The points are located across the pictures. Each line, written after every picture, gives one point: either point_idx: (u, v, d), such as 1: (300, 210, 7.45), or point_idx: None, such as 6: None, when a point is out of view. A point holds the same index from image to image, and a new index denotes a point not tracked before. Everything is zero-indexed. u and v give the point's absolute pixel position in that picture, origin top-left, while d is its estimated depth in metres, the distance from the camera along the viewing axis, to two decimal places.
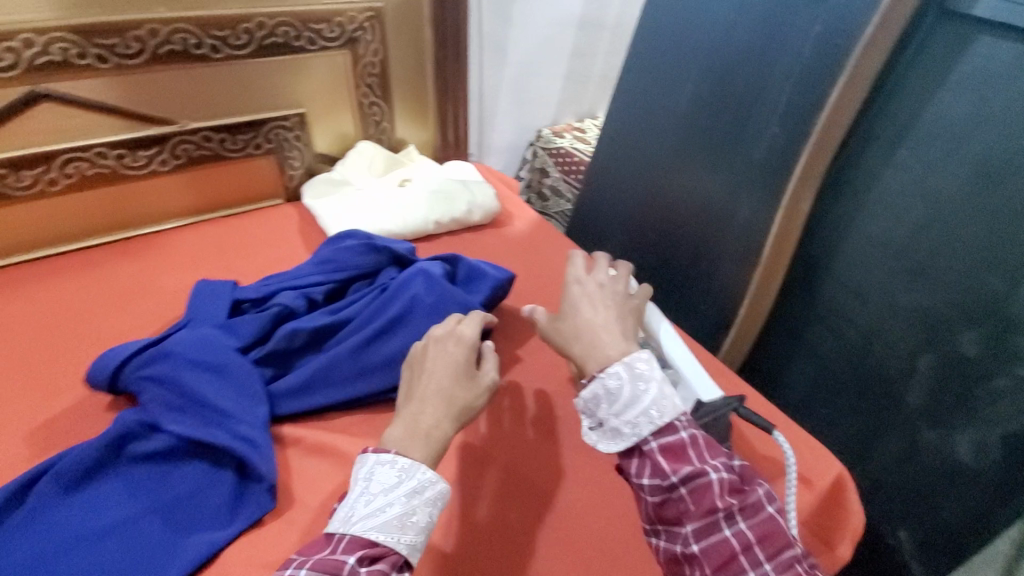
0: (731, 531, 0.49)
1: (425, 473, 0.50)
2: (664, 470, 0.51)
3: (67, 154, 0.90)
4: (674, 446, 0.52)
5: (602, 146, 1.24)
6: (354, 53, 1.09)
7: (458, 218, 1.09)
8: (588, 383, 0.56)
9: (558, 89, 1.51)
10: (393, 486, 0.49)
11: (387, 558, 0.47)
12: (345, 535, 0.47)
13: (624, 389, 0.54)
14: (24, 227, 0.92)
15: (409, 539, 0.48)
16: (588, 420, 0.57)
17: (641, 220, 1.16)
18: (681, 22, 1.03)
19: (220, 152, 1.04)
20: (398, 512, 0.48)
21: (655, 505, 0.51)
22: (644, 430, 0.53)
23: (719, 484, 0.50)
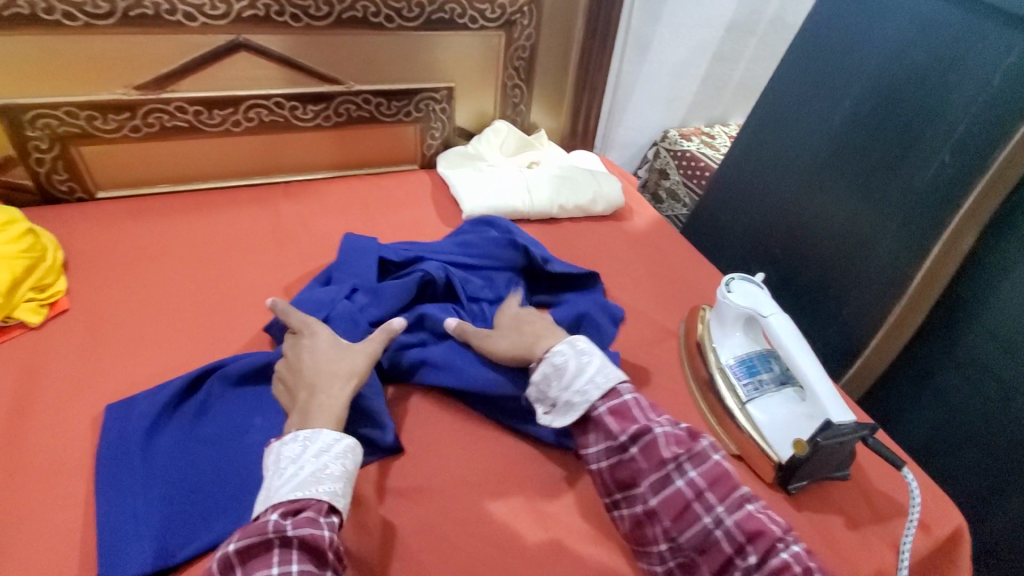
0: (685, 479, 0.58)
1: (325, 433, 0.57)
2: (614, 430, 0.62)
3: (251, 101, 1.01)
4: (646, 451, 0.60)
5: (734, 154, 1.22)
6: (509, 36, 1.14)
7: (582, 206, 1.12)
8: (538, 367, 0.68)
9: (692, 91, 1.49)
10: (299, 456, 0.56)
11: (311, 508, 0.52)
12: (270, 507, 0.52)
13: (569, 365, 0.67)
14: (207, 159, 1.05)
15: (327, 487, 0.54)
16: (544, 404, 0.67)
17: (769, 234, 1.14)
18: (848, 35, 0.99)
19: (375, 115, 1.12)
20: (309, 471, 0.54)
21: (611, 467, 0.62)
22: (591, 394, 0.64)
23: (687, 488, 0.58)
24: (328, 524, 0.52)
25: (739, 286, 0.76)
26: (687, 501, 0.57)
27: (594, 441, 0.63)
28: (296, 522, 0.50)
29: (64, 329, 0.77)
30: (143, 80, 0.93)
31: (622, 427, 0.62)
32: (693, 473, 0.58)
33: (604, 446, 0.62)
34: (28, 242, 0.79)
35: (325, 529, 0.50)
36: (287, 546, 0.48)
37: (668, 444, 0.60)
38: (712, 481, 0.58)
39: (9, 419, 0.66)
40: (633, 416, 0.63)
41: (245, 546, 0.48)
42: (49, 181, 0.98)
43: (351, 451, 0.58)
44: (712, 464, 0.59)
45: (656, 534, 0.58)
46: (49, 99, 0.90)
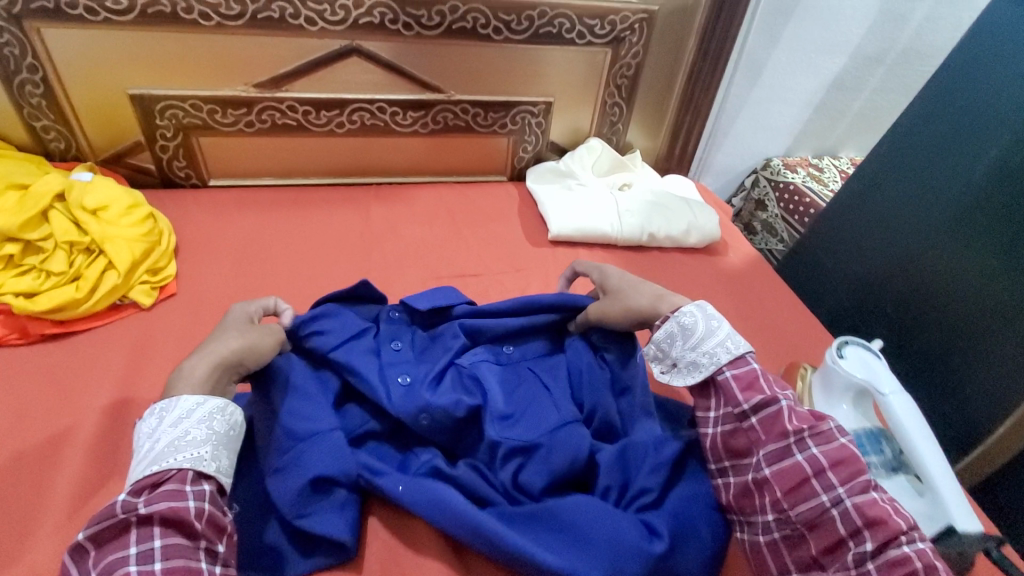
0: (802, 455, 0.56)
1: (183, 399, 0.54)
2: (735, 398, 0.61)
3: (356, 104, 1.04)
4: (769, 423, 0.58)
5: (850, 197, 1.13)
6: (616, 53, 1.10)
7: (674, 236, 1.06)
8: (662, 326, 0.67)
9: (804, 119, 1.39)
10: (157, 427, 0.53)
11: (173, 480, 0.50)
12: (128, 485, 0.50)
13: (699, 326, 0.65)
14: (310, 156, 1.09)
15: (189, 453, 0.51)
16: (662, 363, 0.67)
17: (885, 289, 1.05)
18: (990, 80, 0.87)
19: (471, 125, 1.12)
20: (169, 440, 0.52)
21: (727, 434, 0.61)
22: (720, 357, 0.63)
23: (808, 463, 0.55)
24: (195, 493, 0.49)
25: (851, 354, 0.70)
26: (805, 476, 0.55)
27: (713, 406, 0.63)
28: (152, 497, 0.48)
29: (171, 312, 0.82)
30: (261, 79, 0.98)
31: (748, 397, 0.60)
32: (814, 450, 0.56)
33: (724, 412, 0.62)
34: (148, 227, 0.84)
35: (188, 500, 0.48)
36: (145, 523, 0.47)
37: (793, 417, 0.58)
38: (837, 462, 0.54)
39: (118, 395, 0.71)
40: (760, 387, 0.60)
41: (94, 533, 0.46)
42: (170, 166, 1.04)
43: (219, 414, 0.55)
44: (837, 446, 0.55)
45: (764, 503, 0.57)
46: (178, 92, 0.96)
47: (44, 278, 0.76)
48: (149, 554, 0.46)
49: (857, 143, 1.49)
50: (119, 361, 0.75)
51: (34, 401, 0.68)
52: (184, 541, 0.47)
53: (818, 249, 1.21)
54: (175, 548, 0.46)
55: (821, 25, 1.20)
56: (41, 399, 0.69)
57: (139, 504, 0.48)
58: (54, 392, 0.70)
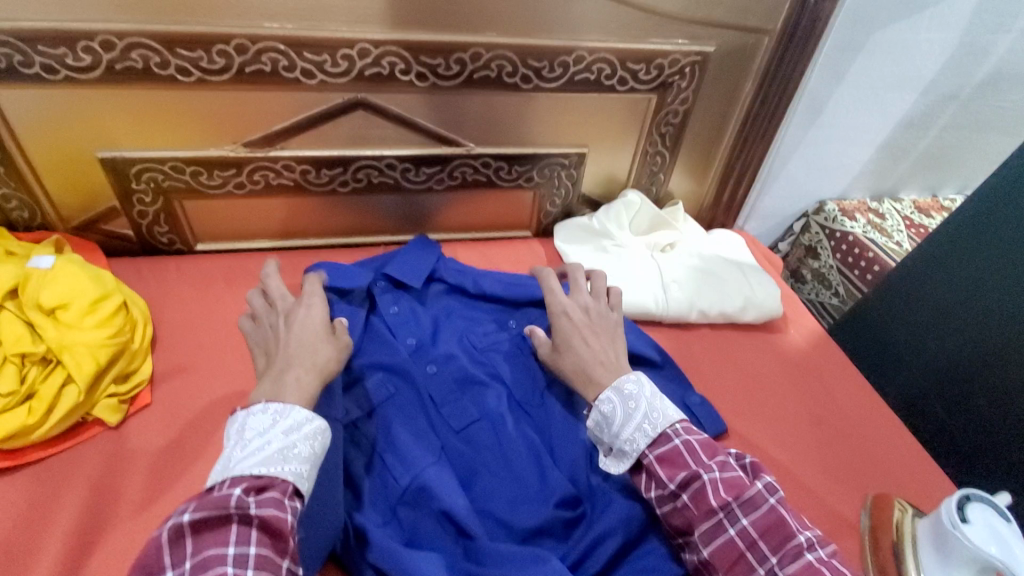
0: (734, 530, 0.53)
1: (296, 411, 0.56)
2: (660, 478, 0.58)
3: (361, 162, 0.90)
4: (697, 500, 0.55)
5: (928, 264, 0.98)
6: (661, 100, 0.95)
7: (727, 312, 0.92)
8: (588, 412, 0.64)
9: (864, 159, 1.23)
10: (266, 429, 0.54)
11: (275, 488, 0.50)
12: (231, 479, 0.50)
13: (617, 412, 0.61)
14: (309, 217, 0.96)
15: (292, 467, 0.52)
16: (602, 447, 0.64)
17: (973, 378, 0.91)
18: None
19: (492, 179, 0.98)
20: (277, 446, 0.53)
21: (665, 514, 0.58)
22: (640, 443, 0.59)
23: (740, 537, 0.53)
24: (292, 507, 0.50)
25: (973, 516, 0.57)
26: (738, 552, 0.53)
27: (646, 489, 0.59)
28: (260, 501, 0.48)
29: (144, 428, 0.69)
30: (251, 137, 0.84)
31: (670, 475, 0.57)
32: (743, 521, 0.53)
33: (657, 494, 0.58)
34: (117, 324, 0.72)
35: (289, 513, 0.49)
36: (246, 524, 0.47)
37: (717, 490, 0.55)
38: (764, 531, 0.53)
39: (76, 553, 0.58)
40: (684, 461, 0.58)
41: (203, 518, 0.46)
42: (150, 232, 0.92)
43: (322, 434, 0.55)
44: (767, 515, 0.53)
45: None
46: (156, 154, 0.83)
47: None
48: (244, 560, 0.45)
49: (919, 182, 1.33)
50: (79, 502, 0.62)
51: None
52: (276, 556, 0.47)
53: (885, 316, 1.06)
54: (266, 560, 0.46)
55: (895, 60, 1.04)
56: None
57: (249, 504, 0.48)
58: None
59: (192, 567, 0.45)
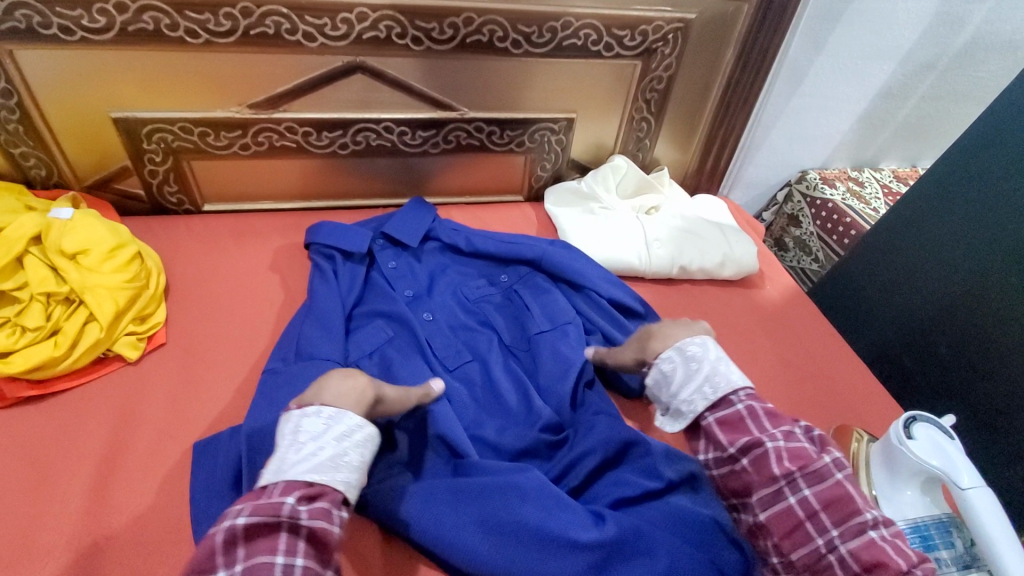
0: (795, 498, 0.55)
1: (351, 419, 0.56)
2: (721, 441, 0.60)
3: (360, 125, 0.95)
4: (758, 465, 0.57)
5: (898, 224, 1.03)
6: (646, 66, 1.00)
7: (707, 268, 0.98)
8: (649, 373, 0.68)
9: (844, 128, 1.28)
10: (320, 434, 0.54)
11: (325, 496, 0.51)
12: (282, 482, 0.51)
13: (676, 373, 0.65)
14: (311, 178, 1.01)
15: (343, 476, 0.52)
16: (659, 407, 0.67)
17: (937, 329, 0.97)
18: None
19: (485, 143, 1.03)
20: (329, 454, 0.53)
21: (722, 476, 0.60)
22: (698, 404, 0.62)
23: (799, 505, 0.54)
24: (338, 517, 0.51)
25: (921, 433, 0.62)
26: (799, 519, 0.54)
27: (705, 449, 0.62)
28: (311, 511, 0.49)
29: (161, 365, 0.75)
30: (256, 99, 0.89)
31: (731, 438, 0.59)
32: (806, 491, 0.55)
33: (715, 455, 0.61)
34: (133, 270, 0.77)
35: (335, 525, 0.50)
36: (294, 534, 0.48)
37: (780, 458, 0.57)
38: (830, 502, 0.53)
39: (102, 470, 0.64)
40: (747, 427, 0.60)
41: (256, 524, 0.47)
42: (160, 192, 0.97)
43: (369, 442, 0.56)
44: (829, 485, 0.54)
45: (767, 546, 0.56)
46: (166, 115, 0.88)
47: (18, 335, 0.69)
48: (290, 569, 0.46)
49: (898, 152, 1.38)
50: (104, 428, 0.68)
51: (8, 480, 0.62)
52: (319, 566, 0.48)
53: (859, 276, 1.12)
54: (312, 569, 0.47)
55: (871, 30, 1.09)
56: (17, 478, 0.62)
57: (300, 514, 0.48)
58: (32, 468, 0.63)
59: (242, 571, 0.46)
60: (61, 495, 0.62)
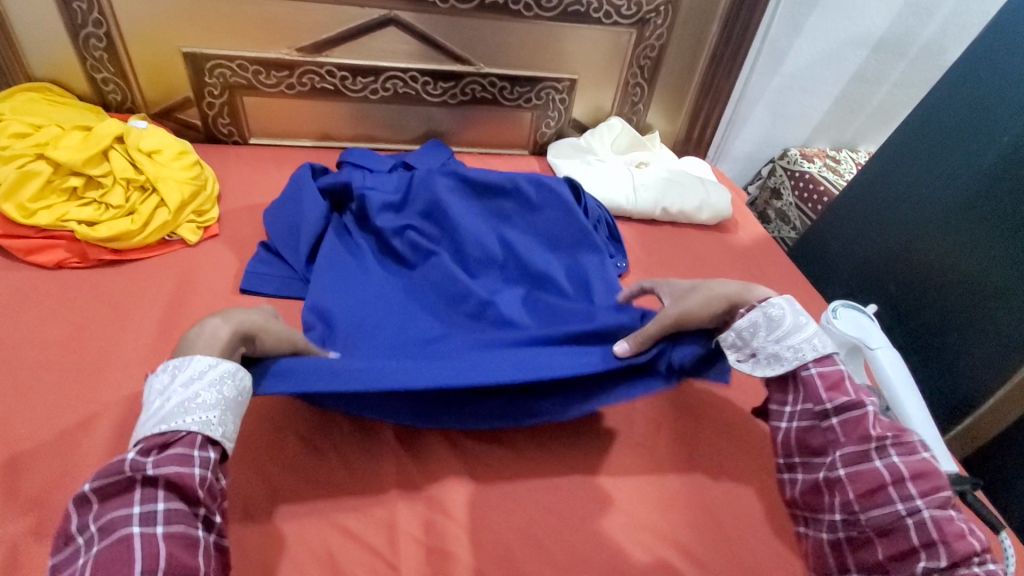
0: (881, 462, 0.56)
1: (196, 361, 0.54)
2: (819, 395, 0.60)
3: (389, 73, 1.10)
4: (847, 426, 0.59)
5: (857, 184, 1.16)
6: (640, 34, 1.14)
7: (687, 211, 1.11)
8: (748, 313, 0.63)
9: (823, 110, 1.41)
10: (166, 387, 0.53)
11: (181, 442, 0.50)
12: (136, 441, 0.50)
13: (787, 319, 0.63)
14: (343, 121, 1.16)
15: (191, 418, 0.51)
16: (739, 352, 0.65)
17: (886, 274, 1.09)
18: (1005, 71, 0.89)
19: (497, 98, 1.17)
20: (176, 401, 0.52)
21: (803, 429, 0.62)
22: (806, 354, 0.62)
23: (887, 471, 0.55)
24: (201, 459, 0.50)
25: (844, 315, 0.73)
26: (883, 482, 0.55)
27: (790, 400, 0.63)
28: (158, 461, 0.48)
29: (213, 250, 0.89)
30: (304, 43, 1.05)
31: (830, 394, 0.60)
32: (895, 458, 0.56)
33: (801, 409, 0.62)
34: (195, 171, 0.91)
35: (194, 466, 0.49)
36: (150, 485, 0.47)
37: (878, 422, 0.58)
38: (917, 473, 0.54)
39: (165, 318, 0.78)
40: (845, 388, 0.60)
41: (103, 486, 0.47)
42: (214, 123, 1.12)
43: (230, 378, 0.55)
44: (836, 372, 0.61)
45: (834, 502, 0.59)
46: (227, 52, 1.03)
47: (103, 211, 0.84)
48: (151, 517, 0.46)
49: (874, 137, 1.51)
50: (167, 289, 0.82)
51: (91, 317, 0.76)
52: (187, 507, 0.48)
53: (825, 236, 1.24)
54: (177, 514, 0.47)
55: (843, 16, 1.23)
56: (99, 315, 0.76)
57: (147, 465, 0.48)
58: (110, 310, 0.77)
59: (97, 529, 0.46)
60: (133, 331, 0.75)
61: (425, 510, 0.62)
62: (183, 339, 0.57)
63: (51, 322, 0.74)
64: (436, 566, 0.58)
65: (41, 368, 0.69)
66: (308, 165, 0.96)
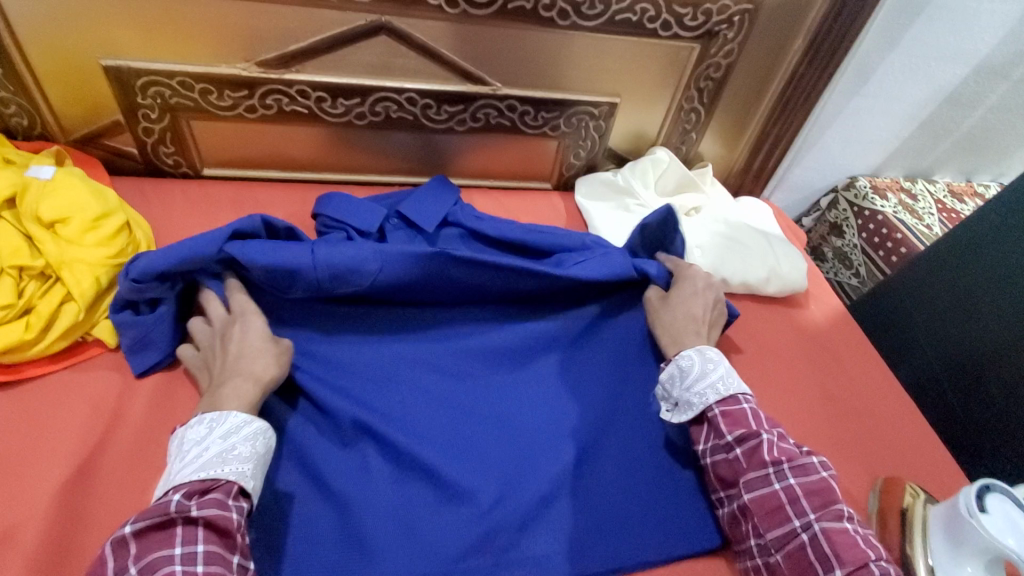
0: (780, 485, 0.58)
1: (235, 414, 0.55)
2: (721, 430, 0.62)
3: (380, 94, 0.85)
4: (750, 454, 0.60)
5: (959, 249, 0.94)
6: (704, 50, 0.89)
7: (751, 283, 0.89)
8: (664, 366, 0.68)
9: (903, 134, 1.17)
10: (201, 438, 0.53)
11: (219, 489, 0.50)
12: (173, 488, 0.50)
13: (694, 368, 0.66)
14: (320, 149, 0.91)
15: (231, 468, 0.52)
16: (665, 403, 0.67)
17: (991, 368, 0.89)
18: None
19: (516, 124, 0.93)
20: (213, 452, 0.52)
21: (716, 463, 0.62)
22: (709, 396, 0.64)
23: (785, 491, 0.57)
24: (237, 507, 0.50)
25: (992, 509, 0.55)
26: (781, 504, 0.57)
27: (704, 438, 0.64)
28: (201, 502, 0.49)
29: None
30: (266, 56, 0.79)
31: (730, 428, 0.61)
32: (791, 480, 0.58)
33: (713, 444, 0.63)
34: (119, 245, 0.68)
35: (233, 511, 0.49)
36: (191, 524, 0.48)
37: (773, 449, 0.60)
38: (812, 491, 0.57)
39: (70, 473, 0.57)
40: (747, 422, 0.62)
41: (143, 526, 0.47)
42: (155, 152, 0.87)
43: (263, 433, 0.55)
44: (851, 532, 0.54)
45: (749, 529, 0.59)
46: (164, 67, 0.78)
47: None
48: (192, 556, 0.47)
49: (955, 165, 1.28)
50: (80, 420, 0.61)
51: None
52: (225, 550, 0.48)
53: (906, 295, 1.03)
54: (215, 555, 0.47)
55: (952, 28, 0.97)
56: None
57: (192, 507, 0.48)
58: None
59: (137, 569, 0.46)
60: (21, 498, 0.55)
61: None
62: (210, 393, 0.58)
63: None
64: None
65: None
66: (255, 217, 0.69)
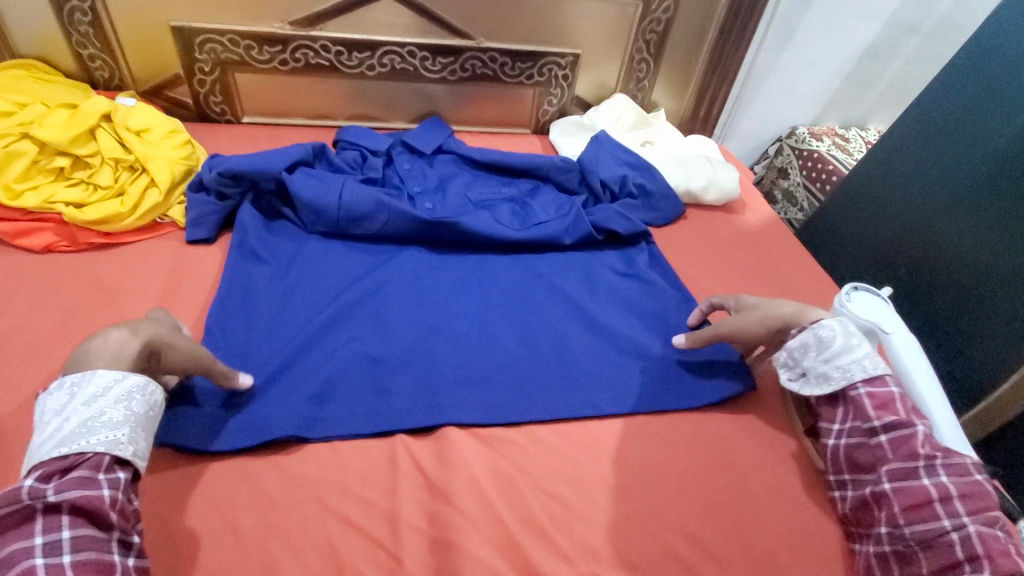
0: (930, 481, 0.55)
1: (97, 376, 0.52)
2: (866, 413, 0.60)
3: (386, 47, 1.06)
4: (897, 444, 0.58)
5: (869, 165, 1.12)
6: (647, 7, 1.11)
7: (693, 191, 1.07)
8: (799, 333, 0.65)
9: (835, 87, 1.37)
10: (62, 407, 0.50)
11: (87, 464, 0.48)
12: (30, 468, 0.47)
13: (838, 340, 0.63)
14: (338, 98, 1.12)
15: (97, 438, 0.49)
16: (791, 369, 0.66)
17: (900, 256, 1.06)
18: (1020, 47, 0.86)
19: (498, 74, 1.14)
20: (74, 423, 0.49)
21: (851, 447, 0.61)
22: (856, 374, 0.61)
23: (934, 489, 0.55)
24: (109, 480, 0.48)
25: (858, 297, 0.71)
26: (929, 498, 0.54)
27: (840, 418, 0.63)
28: (61, 484, 0.46)
29: None
30: (296, 17, 1.01)
31: (880, 414, 0.59)
32: (944, 478, 0.55)
33: (851, 426, 0.61)
34: (187, 151, 0.88)
35: (102, 488, 0.47)
36: (53, 512, 0.45)
37: (926, 441, 0.57)
38: (966, 493, 0.54)
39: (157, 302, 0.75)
40: (895, 408, 0.60)
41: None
42: (206, 102, 1.08)
43: (138, 393, 0.53)
44: (887, 392, 0.60)
45: (881, 516, 0.58)
46: (216, 27, 0.99)
47: (92, 193, 0.81)
48: (57, 545, 0.44)
49: (885, 115, 1.48)
50: (161, 272, 0.79)
51: (82, 301, 0.73)
52: (99, 531, 0.46)
53: (835, 213, 1.21)
54: (87, 540, 0.45)
55: None
56: (91, 299, 0.73)
57: (48, 491, 0.45)
58: (103, 295, 0.74)
59: None
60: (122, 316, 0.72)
61: (428, 500, 0.59)
62: (82, 351, 0.54)
63: (38, 309, 0.71)
64: (439, 558, 0.55)
65: (31, 353, 0.66)
66: (307, 145, 0.91)
